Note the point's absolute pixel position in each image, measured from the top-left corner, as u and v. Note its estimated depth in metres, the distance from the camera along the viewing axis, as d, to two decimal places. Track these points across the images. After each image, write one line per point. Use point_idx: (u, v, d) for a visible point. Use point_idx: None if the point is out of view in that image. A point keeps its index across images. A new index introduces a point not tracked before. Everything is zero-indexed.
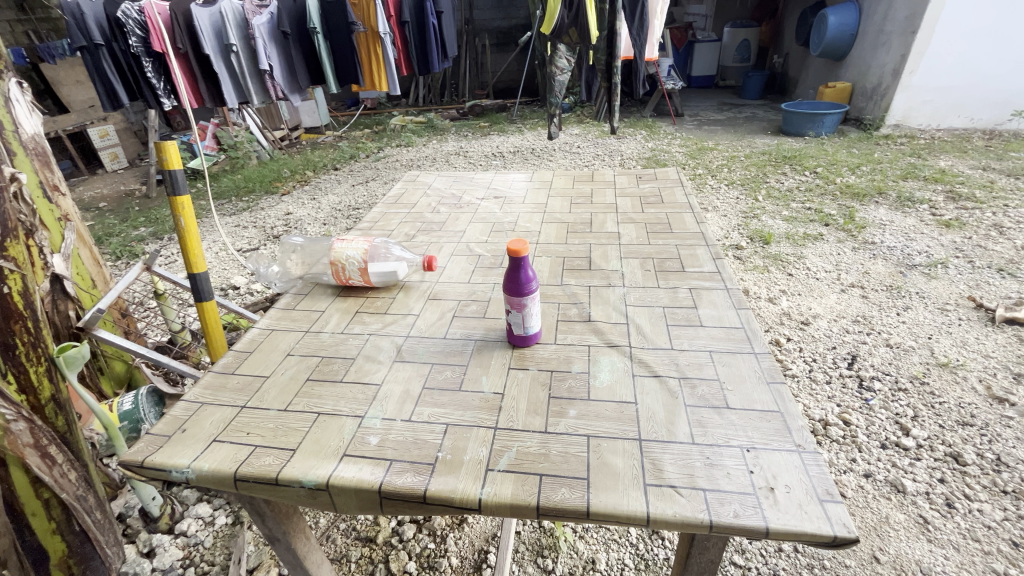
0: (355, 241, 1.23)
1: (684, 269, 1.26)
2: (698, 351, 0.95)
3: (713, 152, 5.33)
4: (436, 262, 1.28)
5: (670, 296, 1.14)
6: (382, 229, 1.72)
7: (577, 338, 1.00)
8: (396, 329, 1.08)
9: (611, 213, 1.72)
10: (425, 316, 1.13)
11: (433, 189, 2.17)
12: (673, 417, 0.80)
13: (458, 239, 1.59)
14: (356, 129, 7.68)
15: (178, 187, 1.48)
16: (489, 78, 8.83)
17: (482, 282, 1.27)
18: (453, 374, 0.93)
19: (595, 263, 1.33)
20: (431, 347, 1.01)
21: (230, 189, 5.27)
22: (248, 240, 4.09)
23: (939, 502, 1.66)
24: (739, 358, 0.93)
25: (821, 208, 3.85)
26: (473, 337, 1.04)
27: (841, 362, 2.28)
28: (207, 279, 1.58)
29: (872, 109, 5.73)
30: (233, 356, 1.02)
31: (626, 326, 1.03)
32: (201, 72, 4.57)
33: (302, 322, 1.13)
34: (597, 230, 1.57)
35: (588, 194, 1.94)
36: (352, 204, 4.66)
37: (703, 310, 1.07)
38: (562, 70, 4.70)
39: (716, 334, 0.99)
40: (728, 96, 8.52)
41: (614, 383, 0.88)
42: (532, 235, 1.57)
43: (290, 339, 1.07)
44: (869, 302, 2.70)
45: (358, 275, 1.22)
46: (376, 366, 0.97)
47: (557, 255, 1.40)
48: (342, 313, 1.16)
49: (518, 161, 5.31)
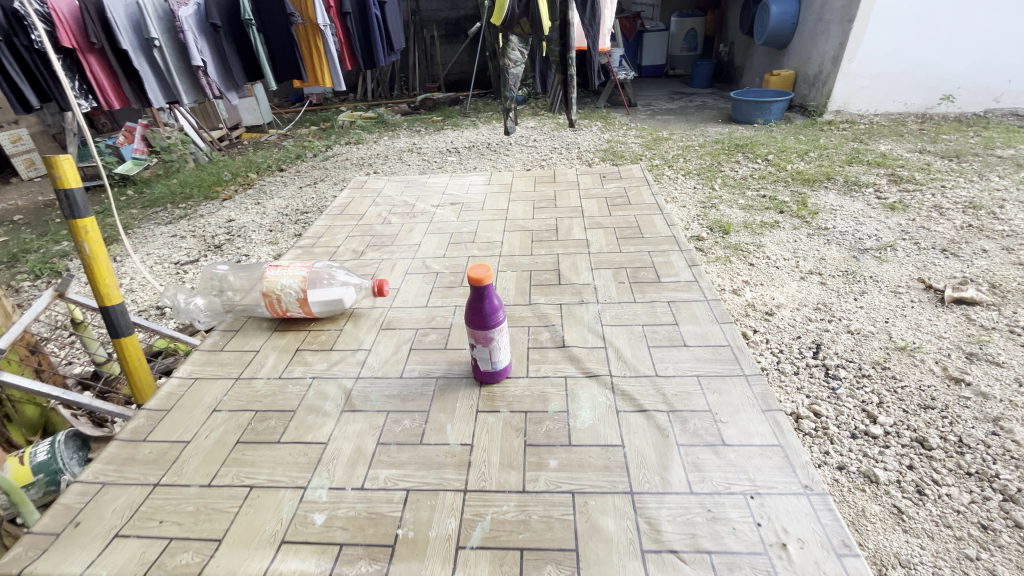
0: (291, 268, 1.29)
1: (660, 279, 1.40)
2: (686, 376, 1.08)
3: (668, 142, 5.36)
4: (388, 285, 1.20)
5: (649, 313, 1.27)
6: (327, 245, 1.69)
7: (553, 369, 1.12)
8: (348, 372, 1.15)
9: (577, 216, 1.78)
10: (378, 350, 1.21)
11: (383, 199, 2.06)
12: (668, 464, 0.90)
13: (413, 254, 1.62)
14: (301, 126, 7.30)
15: (78, 209, 1.28)
16: (439, 70, 8.58)
17: (442, 306, 1.37)
18: (416, 421, 1.01)
19: (565, 276, 1.44)
20: (384, 391, 1.09)
21: (164, 196, 4.86)
22: (187, 252, 3.78)
23: (910, 490, 1.67)
24: (730, 379, 1.07)
25: (775, 195, 3.92)
26: (433, 374, 1.13)
27: (807, 352, 2.29)
28: (125, 312, 1.41)
29: (814, 96, 5.92)
30: (147, 418, 1.08)
31: (609, 350, 1.15)
32: (122, 70, 4.14)
33: (232, 366, 1.21)
34: (563, 237, 1.63)
35: (551, 199, 1.93)
36: (300, 207, 4.38)
37: (686, 328, 1.21)
38: (516, 62, 4.55)
39: (700, 355, 1.13)
40: (677, 85, 8.63)
41: (596, 422, 0.98)
42: (495, 247, 1.62)
43: (215, 392, 1.14)
44: (828, 288, 2.74)
45: (296, 305, 1.29)
46: (323, 419, 1.04)
47: (523, 269, 1.49)
48: (283, 353, 1.24)
49: (474, 156, 5.16)
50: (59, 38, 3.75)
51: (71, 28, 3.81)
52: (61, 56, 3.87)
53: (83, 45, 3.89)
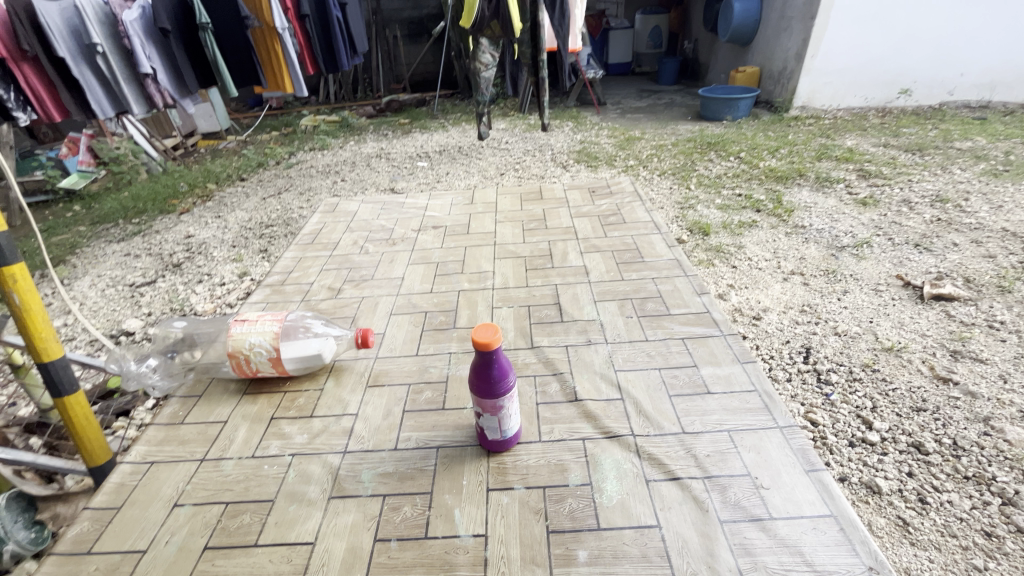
0: (265, 323, 1.45)
1: (671, 311, 1.77)
2: (719, 434, 1.32)
3: (640, 141, 5.33)
4: (372, 335, 1.45)
5: (666, 357, 1.58)
6: (304, 281, 2.06)
7: (569, 433, 1.32)
8: (335, 449, 1.30)
9: (572, 239, 2.29)
10: (369, 416, 1.39)
11: (357, 222, 2.57)
12: (715, 546, 1.06)
13: (397, 291, 1.97)
14: (261, 132, 6.98)
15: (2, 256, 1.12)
16: (404, 70, 8.37)
17: (435, 351, 1.63)
18: (420, 505, 1.16)
19: (574, 311, 1.81)
20: (378, 471, 1.24)
21: (114, 211, 4.56)
22: (142, 272, 3.53)
23: (912, 499, 1.64)
24: (763, 431, 1.32)
25: (750, 193, 3.93)
26: (432, 445, 1.29)
27: (798, 357, 2.25)
28: (68, 367, 1.26)
29: (780, 92, 6.02)
30: (101, 523, 1.17)
31: (632, 399, 1.42)
32: (60, 79, 3.82)
33: (200, 446, 1.35)
34: (562, 265, 2.08)
35: (541, 218, 2.51)
36: (264, 220, 4.15)
37: (709, 373, 1.50)
38: (486, 65, 4.47)
39: (724, 408, 1.39)
40: (644, 82, 8.67)
41: (625, 496, 1.16)
42: (493, 275, 2.03)
43: (173, 483, 1.25)
44: (811, 289, 2.73)
45: (273, 363, 1.46)
46: (307, 509, 1.16)
47: (520, 304, 1.86)
48: (255, 425, 1.39)
49: (446, 161, 5.00)
50: None
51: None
52: None
53: (15, 54, 3.58)
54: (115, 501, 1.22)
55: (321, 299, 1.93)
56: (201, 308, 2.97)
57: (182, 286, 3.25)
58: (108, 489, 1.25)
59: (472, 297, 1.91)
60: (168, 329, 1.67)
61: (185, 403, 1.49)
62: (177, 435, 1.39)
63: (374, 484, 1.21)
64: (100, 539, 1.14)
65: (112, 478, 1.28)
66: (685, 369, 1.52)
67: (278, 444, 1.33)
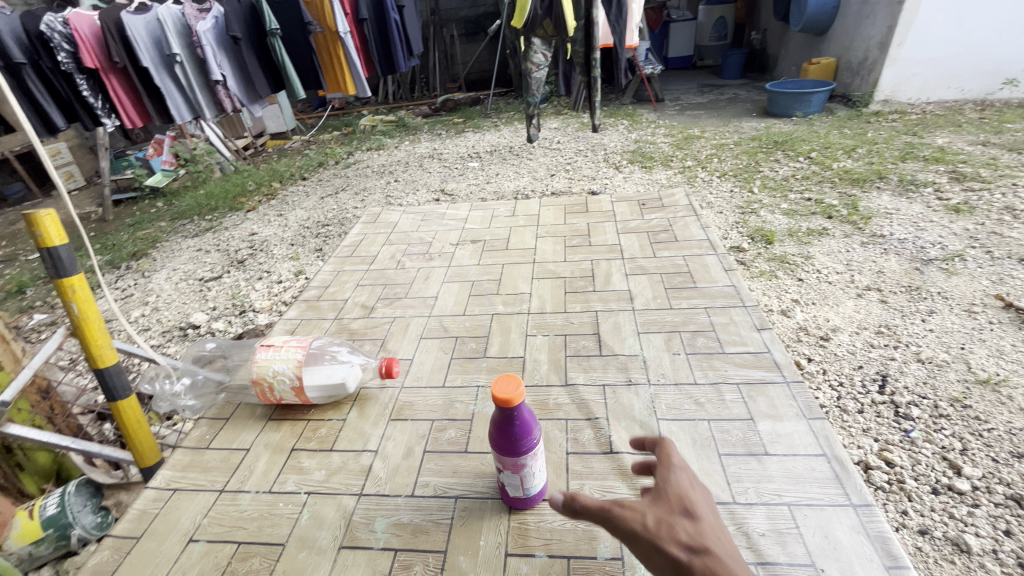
0: (289, 352, 1.49)
1: (726, 349, 1.66)
2: (779, 507, 1.20)
3: (699, 140, 5.06)
4: (396, 365, 1.47)
5: (719, 407, 1.46)
6: (347, 297, 2.10)
7: (597, 493, 1.24)
8: (352, 490, 1.30)
9: (618, 258, 2.19)
10: (391, 456, 1.38)
11: (399, 234, 2.60)
12: None
13: (431, 312, 1.96)
14: (323, 133, 7.26)
15: (63, 267, 1.23)
16: (460, 70, 8.43)
17: (464, 384, 1.60)
18: (433, 566, 1.12)
19: (615, 343, 1.72)
20: (393, 522, 1.22)
21: (191, 208, 4.87)
22: (211, 267, 3.73)
23: (1010, 564, 1.39)
24: (834, 510, 1.19)
25: (821, 197, 3.61)
26: (450, 495, 1.26)
27: (871, 385, 2.00)
28: (121, 372, 1.37)
29: (859, 85, 5.53)
30: (121, 551, 1.22)
31: (676, 455, 1.33)
32: (143, 87, 4.15)
33: (222, 476, 1.38)
34: (607, 288, 2.00)
35: (588, 232, 2.43)
36: (321, 219, 4.28)
37: (764, 428, 1.39)
38: (539, 65, 4.39)
39: (786, 477, 1.27)
40: (707, 77, 8.26)
41: None
42: (534, 297, 1.98)
43: (191, 515, 1.29)
44: (889, 307, 2.45)
45: (292, 393, 1.49)
46: (317, 558, 1.16)
47: (555, 333, 1.79)
48: (276, 456, 1.42)
49: (496, 162, 4.97)
50: (81, 58, 3.79)
51: (93, 47, 3.84)
52: (83, 76, 3.93)
53: (106, 65, 3.94)
54: (135, 529, 1.27)
55: (355, 319, 1.96)
56: (259, 304, 3.09)
57: (244, 283, 3.40)
58: (132, 515, 1.30)
59: (505, 322, 1.86)
60: (201, 349, 1.77)
61: (213, 426, 1.54)
62: (201, 461, 1.44)
63: (386, 536, 1.19)
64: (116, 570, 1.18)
65: (136, 504, 1.33)
66: (740, 423, 1.41)
67: (296, 479, 1.35)
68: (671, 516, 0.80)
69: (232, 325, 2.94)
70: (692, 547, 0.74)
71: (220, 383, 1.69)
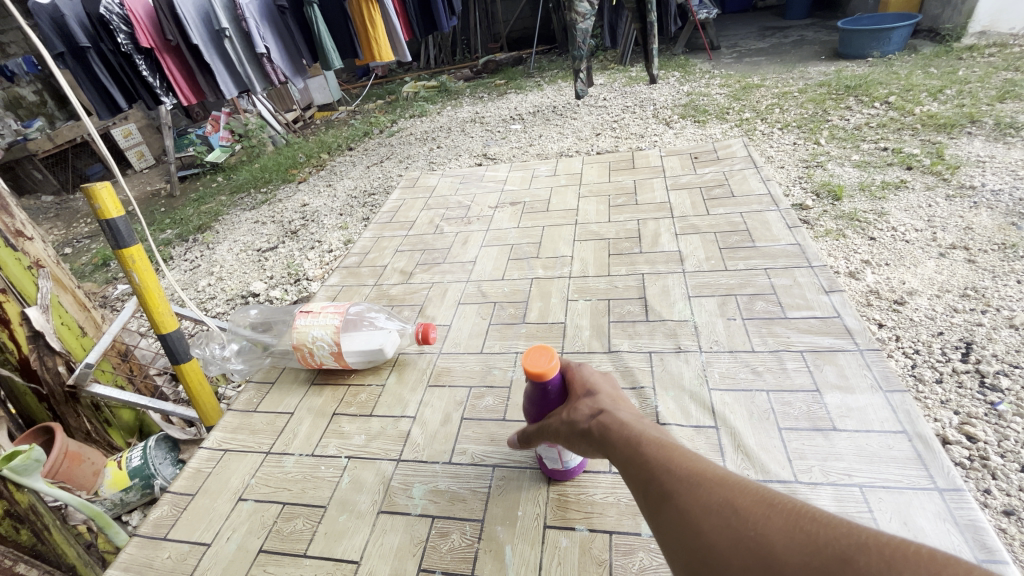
0: (330, 320, 1.52)
1: (786, 315, 1.54)
2: (849, 488, 1.12)
3: (759, 89, 4.66)
4: (433, 332, 1.47)
5: (776, 378, 1.36)
6: (388, 264, 2.12)
7: None
8: (391, 456, 1.33)
9: (666, 217, 2.07)
10: (429, 423, 1.40)
11: (440, 199, 2.58)
12: None
13: (470, 277, 1.95)
14: (368, 102, 7.28)
15: (122, 239, 1.30)
16: (502, 28, 8.14)
17: (503, 350, 1.58)
18: (469, 535, 1.13)
19: (662, 308, 1.64)
20: (429, 489, 1.24)
21: (247, 182, 5.07)
22: (267, 238, 3.88)
23: None
24: (915, 493, 1.10)
25: (900, 146, 3.25)
26: (487, 464, 1.26)
27: (953, 353, 1.82)
28: (182, 337, 1.44)
29: (950, 16, 4.87)
30: (178, 507, 1.31)
31: (727, 427, 1.26)
32: (196, 64, 4.27)
33: (268, 440, 1.45)
34: (653, 250, 1.90)
35: (633, 190, 2.31)
36: (368, 188, 4.32)
37: (830, 400, 1.29)
38: (584, 15, 4.17)
39: (857, 457, 1.17)
40: (770, 19, 7.55)
41: None
42: (576, 261, 1.91)
43: (240, 476, 1.36)
44: (978, 268, 2.19)
45: (334, 359, 1.52)
46: (355, 523, 1.20)
47: (597, 297, 1.73)
48: (319, 420, 1.47)
49: (540, 123, 4.80)
50: (139, 39, 3.93)
51: (148, 28, 3.96)
52: (142, 56, 4.09)
53: (161, 44, 4.06)
54: (191, 486, 1.36)
55: (394, 285, 1.97)
56: (312, 273, 3.20)
57: (298, 252, 3.52)
58: (188, 474, 1.39)
59: (545, 287, 1.82)
60: (246, 314, 1.83)
61: (260, 391, 1.61)
62: (249, 424, 1.51)
63: (424, 503, 1.21)
64: (175, 525, 1.27)
65: (192, 462, 1.42)
66: (804, 395, 1.31)
67: (337, 443, 1.39)
68: (577, 399, 0.97)
69: (287, 292, 3.07)
70: (591, 413, 0.91)
71: (266, 349, 1.76)
